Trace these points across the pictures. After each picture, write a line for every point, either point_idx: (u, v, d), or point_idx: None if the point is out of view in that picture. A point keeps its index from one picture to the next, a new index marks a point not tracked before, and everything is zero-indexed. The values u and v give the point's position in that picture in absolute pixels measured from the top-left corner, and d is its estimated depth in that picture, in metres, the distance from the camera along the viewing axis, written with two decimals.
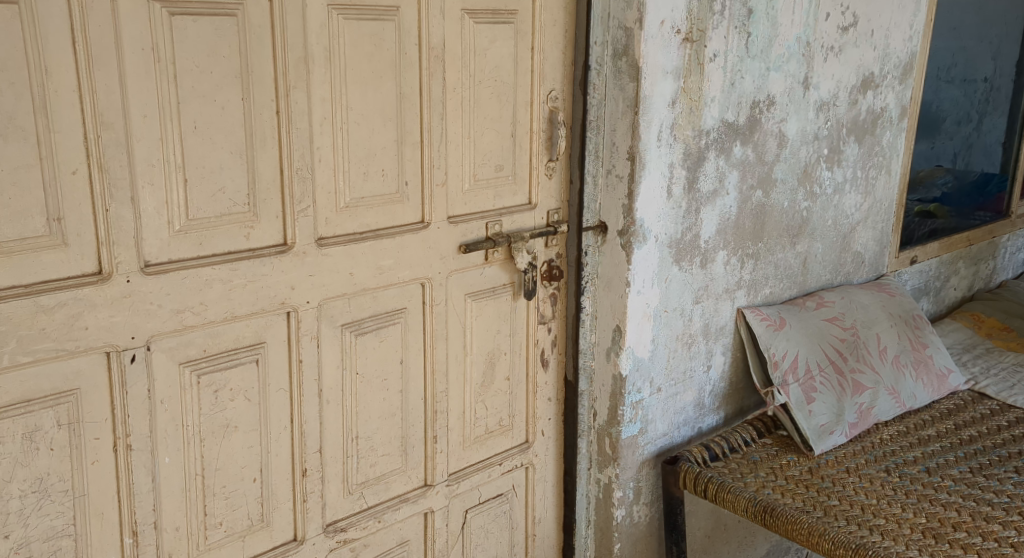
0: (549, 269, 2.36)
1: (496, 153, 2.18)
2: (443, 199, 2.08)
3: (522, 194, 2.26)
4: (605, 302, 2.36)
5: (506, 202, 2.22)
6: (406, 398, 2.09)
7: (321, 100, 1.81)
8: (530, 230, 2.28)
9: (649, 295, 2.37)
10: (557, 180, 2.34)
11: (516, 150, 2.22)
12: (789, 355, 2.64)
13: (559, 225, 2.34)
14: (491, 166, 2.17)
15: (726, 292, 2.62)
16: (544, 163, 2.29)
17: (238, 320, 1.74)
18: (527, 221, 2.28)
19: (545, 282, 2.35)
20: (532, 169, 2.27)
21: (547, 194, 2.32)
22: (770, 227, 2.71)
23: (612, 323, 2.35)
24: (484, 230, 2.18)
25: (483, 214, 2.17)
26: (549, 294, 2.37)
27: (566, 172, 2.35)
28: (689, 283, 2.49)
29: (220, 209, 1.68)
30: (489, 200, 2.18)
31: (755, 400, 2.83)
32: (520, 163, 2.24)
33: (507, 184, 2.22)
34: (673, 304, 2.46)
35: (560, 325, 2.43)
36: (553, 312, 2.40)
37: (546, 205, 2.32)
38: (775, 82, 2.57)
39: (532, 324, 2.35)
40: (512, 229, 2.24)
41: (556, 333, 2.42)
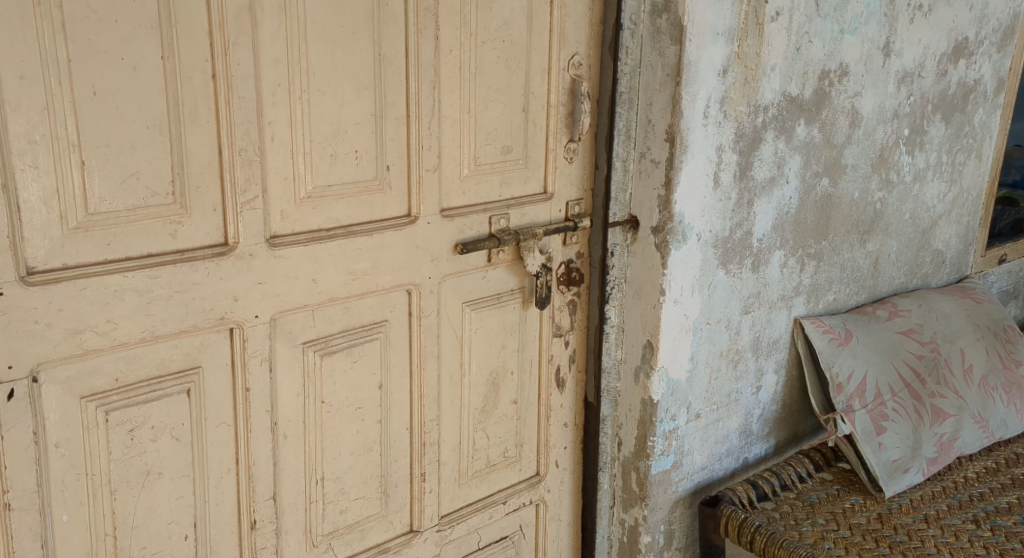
0: (568, 271, 1.97)
1: (503, 131, 1.78)
2: (434, 187, 1.69)
3: (535, 182, 1.87)
4: (635, 312, 1.98)
5: (515, 191, 1.84)
6: (387, 429, 1.72)
7: (273, 62, 1.43)
8: (544, 224, 1.90)
9: (687, 305, 1.98)
10: (579, 164, 1.94)
11: (529, 127, 1.83)
12: (856, 376, 2.21)
13: (579, 219, 1.95)
14: (496, 147, 1.78)
15: (780, 300, 2.21)
16: (562, 144, 1.89)
17: (162, 341, 1.38)
18: (540, 214, 1.89)
19: (562, 288, 1.97)
20: (549, 151, 1.87)
21: (565, 181, 1.92)
22: (837, 223, 2.28)
23: (642, 338, 1.97)
24: (487, 226, 1.80)
25: (485, 206, 1.79)
26: (567, 301, 1.99)
27: (590, 155, 1.95)
28: (737, 290, 2.08)
29: (133, 200, 1.31)
30: (493, 189, 1.80)
31: (812, 424, 2.41)
32: (534, 144, 1.84)
33: (516, 168, 1.83)
34: (718, 315, 2.06)
35: (579, 338, 2.04)
36: (572, 322, 2.02)
37: (564, 195, 1.93)
38: (850, 47, 2.13)
39: (546, 338, 1.97)
40: (521, 225, 1.86)
41: (574, 348, 2.04)
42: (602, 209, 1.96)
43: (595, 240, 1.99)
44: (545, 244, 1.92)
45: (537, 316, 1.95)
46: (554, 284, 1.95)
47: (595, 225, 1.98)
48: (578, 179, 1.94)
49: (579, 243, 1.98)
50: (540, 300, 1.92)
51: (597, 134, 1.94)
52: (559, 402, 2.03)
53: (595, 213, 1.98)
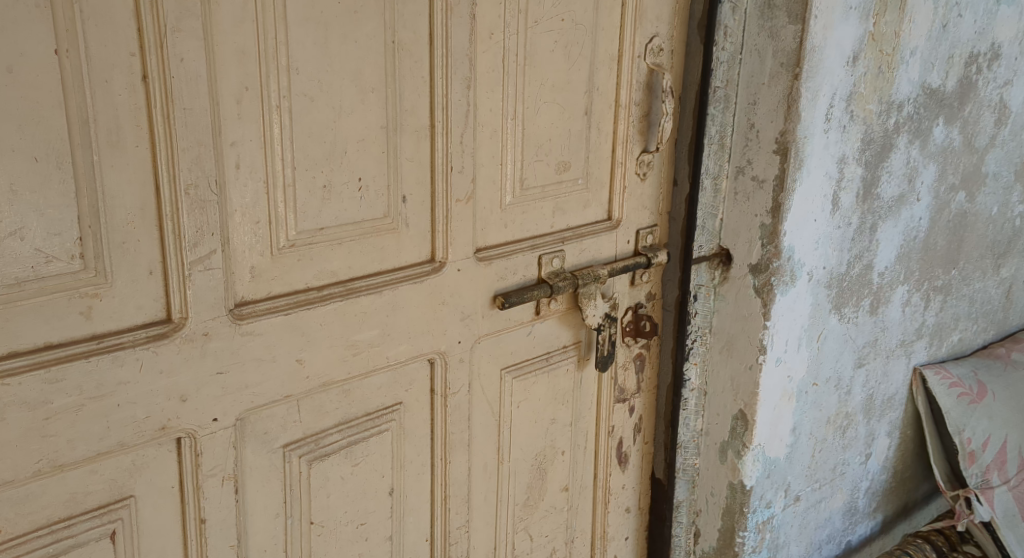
0: (638, 321, 1.54)
1: (555, 143, 1.33)
2: (466, 223, 1.24)
3: (595, 208, 1.43)
4: (724, 372, 1.56)
5: (570, 220, 1.40)
6: (400, 546, 1.28)
7: (238, 56, 0.96)
8: (607, 261, 1.46)
9: (792, 364, 1.57)
10: (654, 183, 1.48)
11: (589, 136, 1.38)
12: (994, 443, 1.82)
13: (653, 253, 1.50)
14: (548, 164, 1.33)
15: (899, 346, 1.82)
16: (634, 157, 1.44)
17: (70, 471, 0.92)
18: (601, 249, 1.44)
19: (627, 341, 1.54)
20: (615, 166, 1.43)
21: (635, 205, 1.47)
22: (970, 248, 1.84)
23: (733, 406, 1.56)
24: (535, 269, 1.36)
25: (533, 242, 1.34)
26: (634, 357, 1.57)
27: (669, 170, 1.50)
28: (850, 340, 1.68)
29: (17, 270, 0.86)
30: (541, 220, 1.36)
31: (924, 490, 2.02)
32: (598, 157, 1.40)
33: (575, 191, 1.39)
34: (827, 372, 1.66)
35: (647, 402, 1.62)
36: (638, 383, 1.59)
37: (635, 222, 1.48)
38: (1005, 21, 1.65)
39: (607, 406, 1.55)
40: (577, 264, 1.42)
41: (640, 414, 1.62)
42: (685, 240, 1.51)
43: (676, 278, 1.54)
44: (608, 287, 1.47)
45: (595, 378, 1.52)
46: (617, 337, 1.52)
47: (674, 261, 1.53)
48: (651, 202, 1.49)
49: (651, 283, 1.54)
50: (603, 361, 1.48)
51: (678, 142, 1.48)
52: (617, 482, 1.60)
53: (670, 245, 1.54)
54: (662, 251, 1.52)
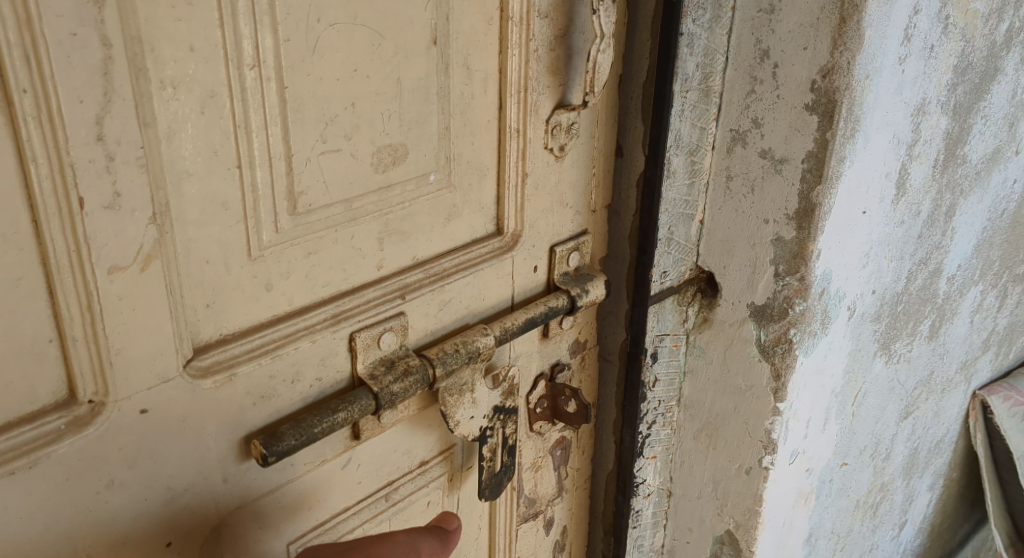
0: (561, 397, 0.89)
1: (372, 106, 0.63)
2: (152, 312, 0.55)
3: (467, 220, 0.75)
4: (700, 469, 0.94)
5: (416, 249, 0.71)
6: None
7: None
8: (493, 313, 0.80)
9: (814, 450, 0.95)
10: (581, 161, 0.80)
11: (447, 86, 0.68)
12: None
13: (580, 289, 0.84)
14: (358, 153, 0.64)
15: (960, 370, 1.21)
16: (542, 119, 0.75)
17: None
18: (479, 293, 0.78)
19: (537, 431, 0.90)
20: (504, 140, 0.74)
21: (545, 205, 0.79)
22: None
23: (715, 523, 0.95)
24: (345, 363, 0.69)
25: (338, 308, 0.67)
26: (551, 446, 0.93)
27: (609, 135, 0.82)
28: (898, 385, 1.06)
29: None
30: (354, 264, 0.67)
31: (960, 534, 1.55)
32: (468, 125, 0.71)
33: (424, 197, 0.70)
34: (863, 440, 1.05)
35: (576, 503, 1.00)
36: (561, 484, 0.97)
37: (544, 235, 0.81)
38: None
39: (504, 532, 0.92)
40: (434, 331, 0.75)
41: (564, 526, 1.00)
42: (635, 259, 0.85)
43: (621, 320, 0.88)
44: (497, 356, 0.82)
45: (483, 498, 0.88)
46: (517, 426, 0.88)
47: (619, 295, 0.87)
48: (575, 195, 0.82)
49: (577, 329, 0.89)
50: (490, 482, 0.83)
51: (623, 85, 0.80)
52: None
53: (608, 263, 0.87)
54: (598, 282, 0.85)
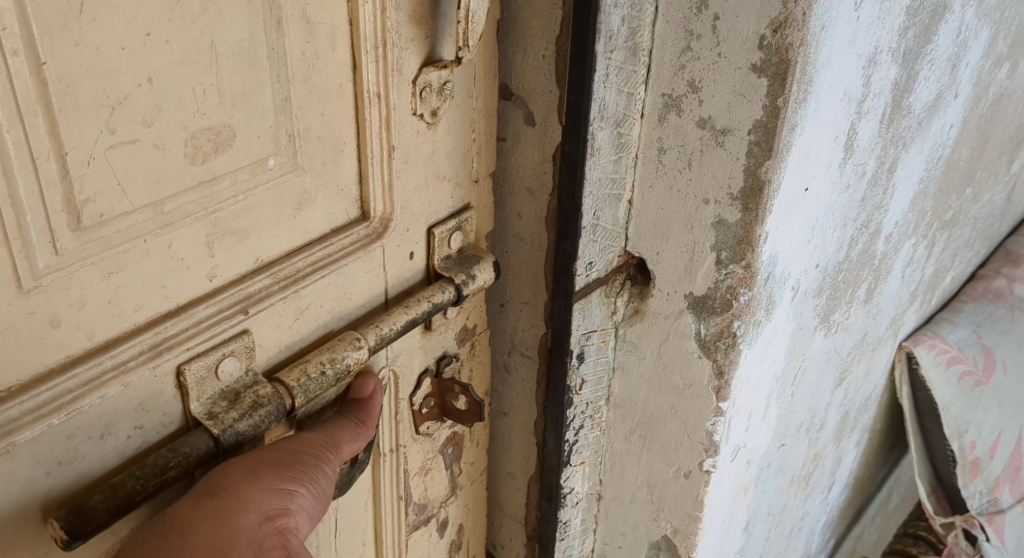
0: (449, 392, 0.81)
1: (178, 79, 0.51)
2: None
3: (322, 207, 0.63)
4: (634, 471, 0.84)
5: (257, 250, 0.60)
6: None
7: None
8: (361, 313, 0.69)
9: (755, 439, 0.86)
10: (460, 128, 0.71)
11: (280, 46, 0.56)
12: (994, 435, 1.28)
13: (461, 273, 0.74)
14: (166, 141, 0.52)
15: (890, 325, 1.15)
16: (408, 81, 0.64)
17: None
18: (343, 294, 0.66)
19: (425, 431, 0.82)
20: (362, 107, 0.63)
21: (419, 181, 0.69)
22: (993, 148, 1.19)
23: (651, 527, 0.86)
24: (174, 402, 0.57)
25: (155, 337, 0.55)
26: (442, 446, 0.86)
27: (489, 96, 0.73)
28: (836, 354, 0.98)
29: None
30: (175, 278, 0.55)
31: (880, 476, 1.54)
32: (314, 92, 0.60)
33: (264, 186, 0.58)
34: (802, 416, 0.97)
35: (471, 498, 0.94)
36: (453, 483, 0.89)
37: (420, 217, 0.71)
38: None
39: (393, 545, 0.84)
40: (290, 346, 0.64)
41: (459, 524, 0.93)
42: (553, 243, 0.77)
43: (542, 305, 0.81)
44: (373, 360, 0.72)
45: (368, 514, 0.79)
46: (400, 430, 0.79)
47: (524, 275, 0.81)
48: (452, 166, 0.72)
49: (464, 315, 0.81)
50: (341, 482, 0.71)
51: (532, 41, 0.70)
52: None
53: (523, 245, 0.79)
54: (485, 264, 0.76)
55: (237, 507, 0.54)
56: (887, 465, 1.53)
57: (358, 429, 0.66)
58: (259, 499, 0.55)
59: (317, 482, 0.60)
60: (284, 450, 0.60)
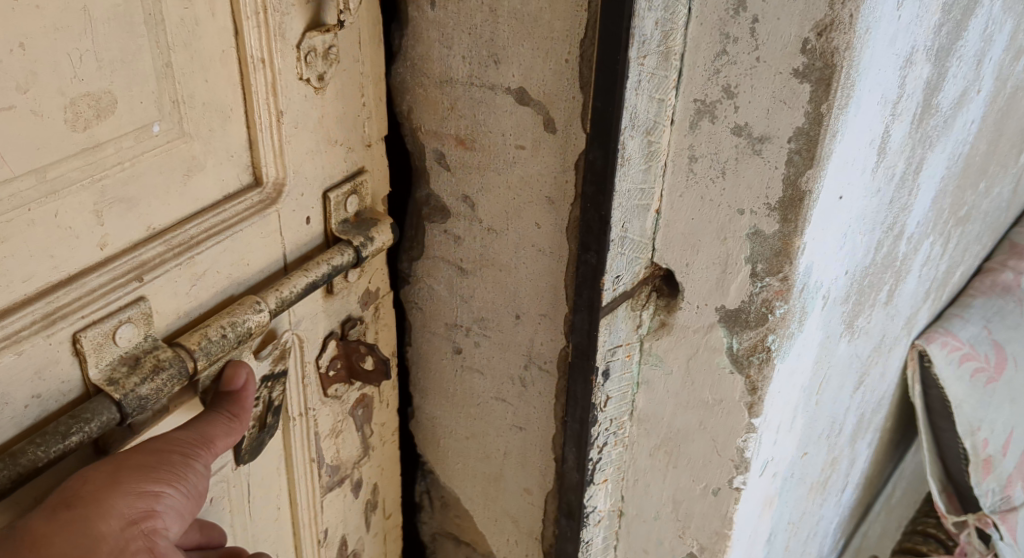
0: (354, 353, 0.82)
1: (50, 45, 0.51)
2: None
3: (213, 173, 0.63)
4: (658, 487, 0.82)
5: (148, 217, 0.60)
6: None
7: None
8: (262, 278, 0.68)
9: (782, 450, 0.83)
10: (349, 92, 0.71)
11: (157, 11, 0.56)
12: (1006, 433, 1.26)
13: (363, 236, 0.74)
14: (45, 109, 0.52)
15: (906, 325, 1.13)
16: (292, 46, 0.64)
17: None
18: (241, 260, 0.66)
19: (332, 393, 0.83)
20: (247, 73, 0.63)
21: (311, 146, 0.69)
22: (1006, 141, 1.16)
23: (677, 544, 0.83)
24: (72, 371, 0.57)
25: (48, 306, 0.55)
26: (351, 408, 0.87)
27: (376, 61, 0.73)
28: (858, 357, 0.96)
29: None
30: (64, 246, 0.55)
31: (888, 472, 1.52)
32: (196, 59, 0.59)
33: (150, 152, 0.58)
34: (825, 422, 0.94)
35: (383, 457, 0.95)
36: (364, 443, 0.91)
37: (315, 179, 0.70)
38: None
39: (308, 507, 0.85)
40: (189, 311, 0.63)
41: (372, 483, 0.95)
42: (575, 254, 0.75)
43: (562, 316, 0.79)
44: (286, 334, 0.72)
45: (279, 476, 0.81)
46: (307, 394, 0.80)
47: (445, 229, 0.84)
48: (343, 131, 0.72)
49: (367, 278, 0.82)
50: (252, 445, 0.75)
51: (555, 46, 0.67)
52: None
53: (543, 255, 0.78)
54: (384, 227, 0.76)
55: (95, 515, 0.53)
56: (895, 460, 1.50)
57: (233, 424, 0.64)
58: (121, 504, 0.54)
59: (189, 481, 0.58)
60: (151, 452, 0.58)
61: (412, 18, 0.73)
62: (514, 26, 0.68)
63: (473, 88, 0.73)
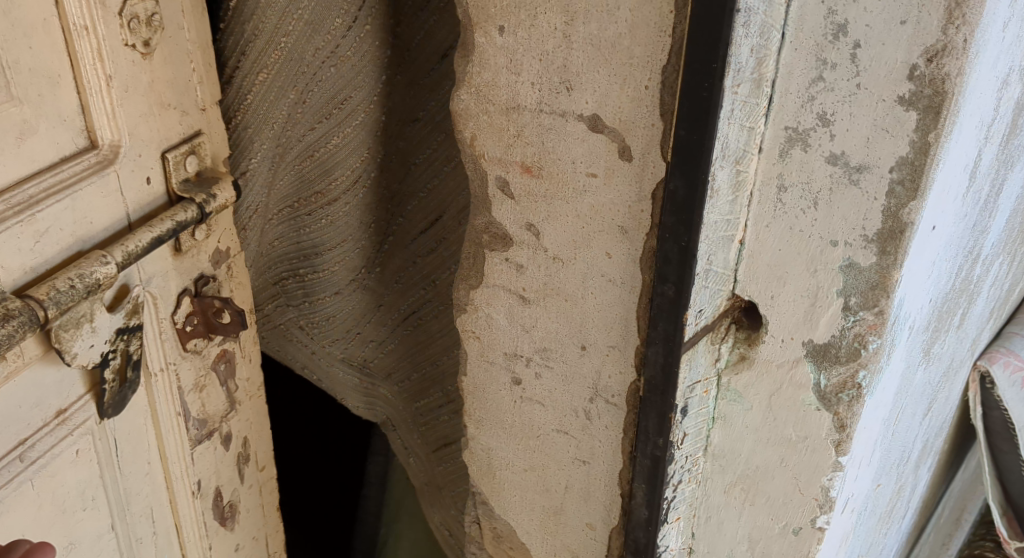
0: (211, 310, 0.86)
1: None
2: None
3: (48, 136, 0.68)
4: (734, 526, 0.78)
5: None
6: None
7: None
8: (105, 234, 0.74)
9: (860, 484, 0.80)
10: (177, 58, 0.77)
11: None
12: None
13: (204, 195, 0.81)
14: None
15: (972, 346, 1.09)
16: (115, 14, 0.70)
17: None
18: (83, 217, 0.71)
19: (194, 345, 0.87)
20: (72, 41, 0.68)
21: (144, 108, 0.74)
22: None
23: None
24: None
25: None
26: (213, 362, 0.91)
27: (202, 28, 0.79)
28: (930, 384, 0.92)
29: None
30: None
31: (942, 491, 1.45)
32: (18, 26, 0.64)
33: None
34: (897, 452, 0.90)
35: (254, 412, 0.99)
36: (233, 393, 0.95)
37: (151, 142, 0.76)
38: None
39: (178, 460, 0.89)
40: (36, 268, 0.68)
41: (245, 435, 0.98)
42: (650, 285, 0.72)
43: (633, 349, 0.76)
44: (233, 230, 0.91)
45: (143, 425, 0.84)
46: (166, 348, 0.83)
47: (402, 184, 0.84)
48: (176, 96, 0.78)
49: (216, 237, 0.86)
50: (114, 398, 0.78)
51: (634, 73, 0.64)
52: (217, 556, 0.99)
53: (613, 286, 0.74)
54: (225, 185, 0.83)
55: None
56: (949, 478, 1.44)
57: None
58: None
59: None
60: None
61: (478, 44, 0.70)
62: (589, 53, 0.65)
63: (542, 115, 0.70)
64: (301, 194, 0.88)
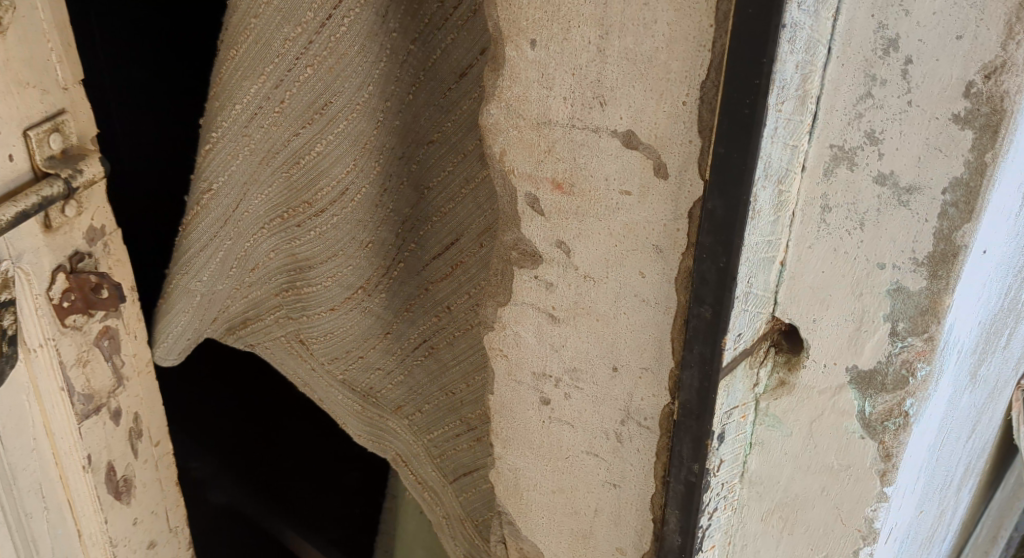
0: (88, 286, 0.86)
1: None
2: None
3: None
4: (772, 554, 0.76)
5: None
6: None
7: None
8: None
9: (904, 512, 0.77)
10: (33, 37, 0.75)
11: None
12: None
13: (69, 170, 0.79)
14: None
15: (1016, 365, 1.05)
16: None
17: None
18: None
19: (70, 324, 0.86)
20: None
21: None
22: None
23: None
24: None
25: None
26: (96, 341, 0.90)
27: (59, 7, 0.78)
28: (976, 406, 0.89)
29: None
30: None
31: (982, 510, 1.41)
32: None
33: None
34: (941, 475, 0.87)
35: (147, 391, 0.98)
36: (120, 372, 0.94)
37: (12, 119, 0.75)
38: None
39: (66, 437, 0.89)
40: None
41: (138, 415, 0.98)
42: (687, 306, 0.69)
43: (667, 372, 0.74)
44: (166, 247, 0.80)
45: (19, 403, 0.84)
46: (43, 325, 0.83)
47: (421, 182, 0.77)
48: (34, 74, 0.76)
49: (88, 215, 0.84)
50: None
51: (671, 88, 0.62)
52: (117, 532, 0.99)
53: (647, 306, 0.72)
54: (92, 160, 0.82)
55: None
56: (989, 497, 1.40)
57: None
58: None
59: None
60: None
61: (509, 59, 0.68)
62: (624, 67, 0.63)
63: (574, 131, 0.68)
64: (291, 201, 0.77)
